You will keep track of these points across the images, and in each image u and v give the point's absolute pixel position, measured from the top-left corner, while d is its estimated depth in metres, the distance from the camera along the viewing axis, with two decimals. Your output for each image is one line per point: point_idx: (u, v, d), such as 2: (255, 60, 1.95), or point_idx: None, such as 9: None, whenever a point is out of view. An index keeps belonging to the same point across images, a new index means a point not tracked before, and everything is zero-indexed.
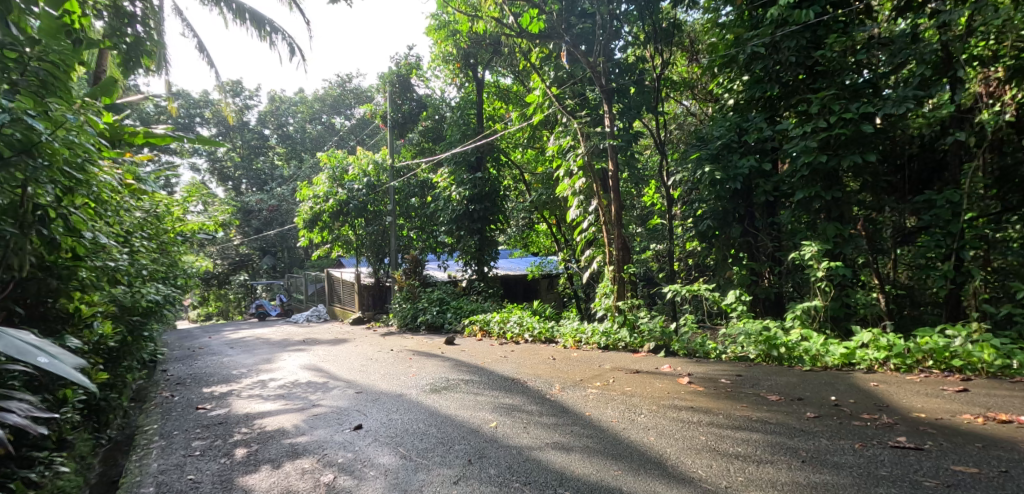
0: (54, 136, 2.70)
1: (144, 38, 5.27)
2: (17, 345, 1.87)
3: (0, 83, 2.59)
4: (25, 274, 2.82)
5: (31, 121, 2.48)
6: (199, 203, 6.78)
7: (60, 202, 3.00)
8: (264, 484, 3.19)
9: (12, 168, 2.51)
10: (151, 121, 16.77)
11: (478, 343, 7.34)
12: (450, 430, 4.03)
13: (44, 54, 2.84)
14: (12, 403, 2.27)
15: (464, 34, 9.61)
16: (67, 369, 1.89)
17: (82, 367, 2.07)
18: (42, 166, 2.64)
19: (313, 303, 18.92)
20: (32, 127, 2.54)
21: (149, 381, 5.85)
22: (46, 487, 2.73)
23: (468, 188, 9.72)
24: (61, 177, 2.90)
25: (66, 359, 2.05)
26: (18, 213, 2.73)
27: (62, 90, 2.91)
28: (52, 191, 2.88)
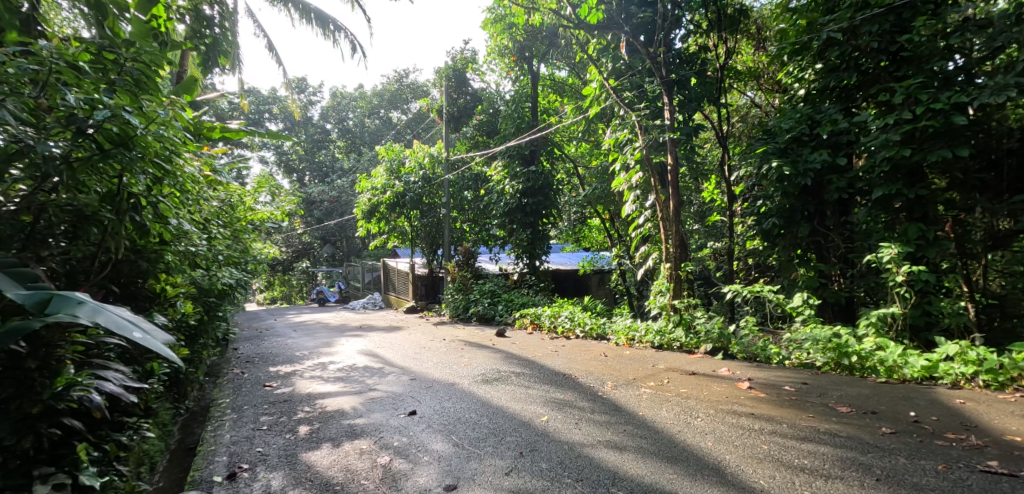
0: (148, 131, 3.14)
1: (221, 39, 5.58)
2: (116, 319, 2.20)
3: (102, 83, 3.08)
4: (121, 256, 3.29)
5: (127, 116, 2.90)
6: (267, 194, 7.15)
7: (151, 192, 3.41)
8: (325, 461, 3.38)
9: (111, 159, 2.95)
10: (229, 117, 18.02)
11: (528, 337, 7.34)
12: (502, 421, 4.07)
13: (137, 56, 3.34)
14: (109, 373, 2.67)
15: (520, 28, 9.49)
16: (155, 344, 2.19)
17: (168, 342, 2.40)
18: (136, 157, 3.05)
19: (368, 291, 19.57)
20: (127, 122, 2.96)
21: (222, 357, 6.28)
22: (135, 451, 3.08)
23: (521, 182, 9.67)
24: (152, 169, 3.31)
25: (158, 334, 2.41)
26: (114, 201, 3.18)
27: (151, 87, 3.41)
28: (143, 181, 3.27)
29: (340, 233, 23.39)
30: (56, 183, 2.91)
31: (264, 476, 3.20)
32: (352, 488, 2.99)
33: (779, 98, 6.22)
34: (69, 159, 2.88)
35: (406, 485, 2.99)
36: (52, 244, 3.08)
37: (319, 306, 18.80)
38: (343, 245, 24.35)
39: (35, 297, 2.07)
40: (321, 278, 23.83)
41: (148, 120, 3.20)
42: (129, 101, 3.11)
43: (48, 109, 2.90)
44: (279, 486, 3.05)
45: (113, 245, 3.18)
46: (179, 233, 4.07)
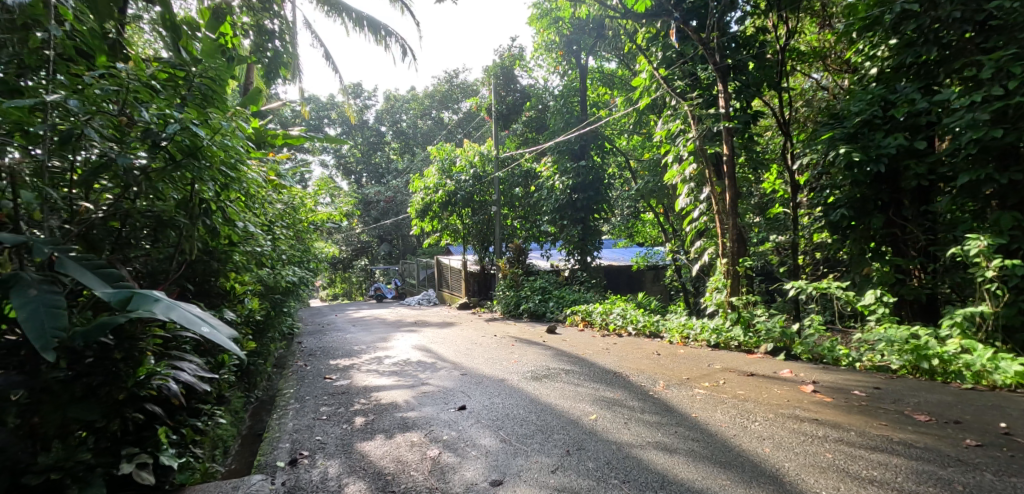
0: (213, 141, 3.35)
1: (281, 51, 6.05)
2: (186, 315, 2.32)
3: (174, 99, 3.36)
4: (194, 257, 3.53)
5: (194, 128, 3.10)
6: (327, 196, 7.52)
7: (219, 197, 3.64)
8: (379, 452, 3.53)
9: (182, 168, 3.18)
10: (290, 124, 19.03)
11: (579, 334, 7.27)
12: (550, 418, 4.06)
13: (204, 71, 3.62)
14: (184, 363, 2.77)
15: (567, 21, 9.64)
16: (222, 340, 2.32)
17: (232, 337, 2.57)
18: (203, 166, 3.28)
19: (423, 287, 20.14)
20: (195, 134, 3.17)
21: (288, 350, 6.70)
22: (209, 436, 3.36)
23: (571, 177, 9.65)
24: (218, 176, 3.55)
25: (222, 330, 2.56)
26: (188, 207, 3.43)
27: (218, 100, 3.70)
28: (212, 188, 3.53)
29: (397, 232, 24.16)
30: (136, 192, 3.16)
31: (322, 463, 3.39)
32: (402, 478, 3.11)
33: (849, 79, 5.77)
34: (147, 171, 3.11)
35: (454, 479, 3.06)
36: (138, 246, 3.37)
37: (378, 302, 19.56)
38: (399, 243, 25.15)
39: (119, 295, 2.16)
40: (380, 275, 24.79)
41: (213, 131, 3.43)
42: (196, 114, 3.37)
43: (124, 124, 3.12)
44: (335, 474, 3.21)
45: (188, 247, 3.41)
46: (245, 234, 4.35)
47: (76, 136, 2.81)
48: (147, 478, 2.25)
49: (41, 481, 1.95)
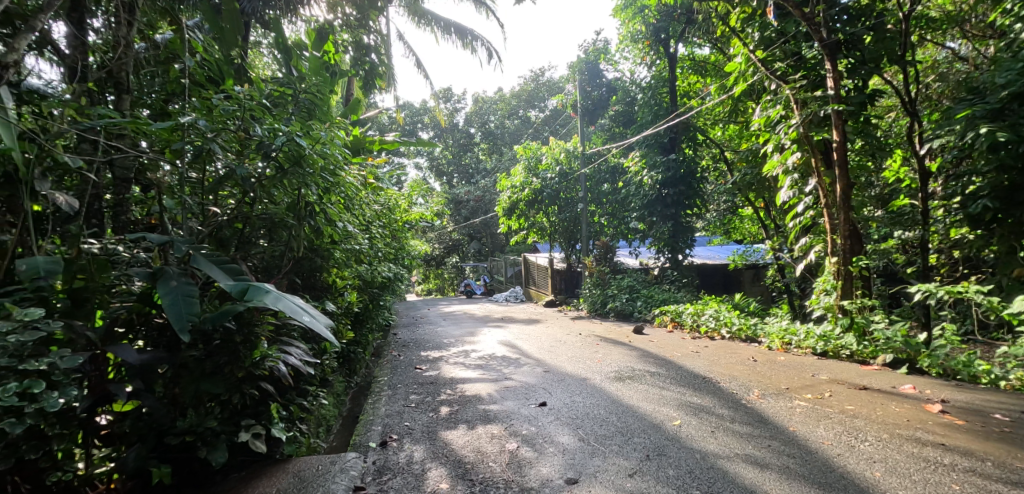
0: (315, 150, 3.58)
1: (377, 64, 6.85)
2: (290, 305, 2.41)
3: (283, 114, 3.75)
4: (300, 254, 3.74)
5: (297, 141, 3.28)
6: (421, 198, 8.04)
7: (322, 199, 3.86)
8: (460, 441, 3.42)
9: (290, 177, 3.41)
10: (386, 130, 20.27)
11: (667, 335, 6.97)
12: (631, 421, 3.87)
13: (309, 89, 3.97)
14: (292, 348, 2.81)
15: (653, 8, 9.26)
16: (321, 328, 2.39)
17: (332, 326, 2.65)
18: (308, 174, 3.49)
19: (511, 284, 20.57)
20: (297, 144, 3.33)
21: (384, 341, 7.18)
22: (315, 413, 3.52)
23: (661, 172, 9.23)
24: (322, 181, 3.82)
25: (320, 318, 2.64)
26: (297, 210, 3.60)
27: (321, 114, 4.06)
28: (316, 192, 3.68)
29: (487, 230, 24.87)
30: (255, 197, 3.40)
31: (409, 447, 3.33)
32: (480, 468, 2.99)
33: (994, 46, 4.94)
34: (259, 181, 3.33)
35: (529, 473, 2.93)
36: (256, 243, 3.71)
37: (469, 298, 20.32)
38: (489, 241, 25.85)
39: (237, 286, 2.33)
40: (471, 272, 25.74)
41: (317, 141, 3.68)
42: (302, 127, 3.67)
43: (240, 140, 3.33)
44: (419, 458, 3.13)
45: (297, 245, 3.63)
46: (346, 234, 4.71)
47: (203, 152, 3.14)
48: (261, 447, 2.42)
49: (179, 441, 2.22)
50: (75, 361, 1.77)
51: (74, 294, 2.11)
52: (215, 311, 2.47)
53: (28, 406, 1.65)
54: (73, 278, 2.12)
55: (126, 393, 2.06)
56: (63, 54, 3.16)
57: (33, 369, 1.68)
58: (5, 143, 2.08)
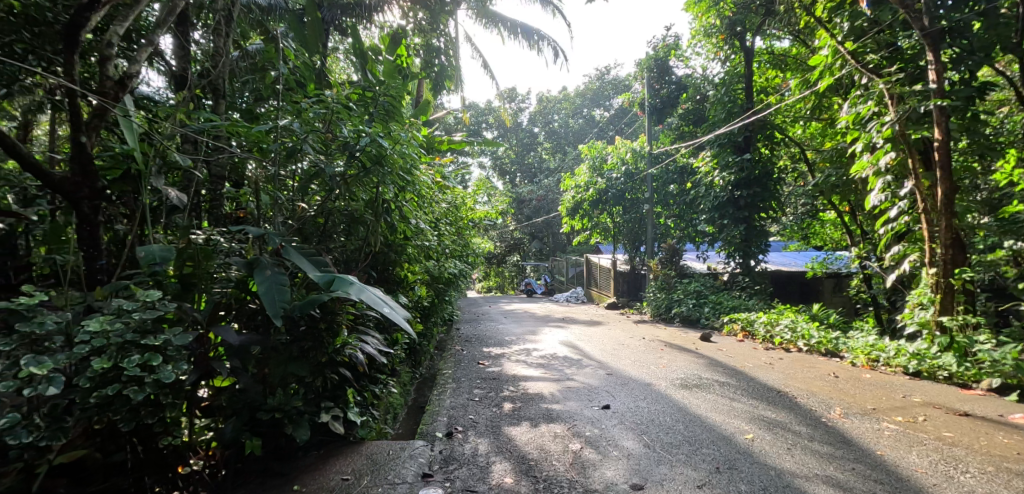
0: (395, 149, 3.72)
1: (445, 65, 7.17)
2: (372, 296, 2.43)
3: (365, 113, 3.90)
4: (376, 248, 3.85)
5: (381, 142, 3.42)
6: (485, 196, 8.15)
7: (397, 197, 3.98)
8: (524, 437, 3.40)
9: (371, 175, 3.55)
10: (453, 130, 20.77)
11: (738, 344, 6.65)
12: (699, 431, 3.69)
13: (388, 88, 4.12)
14: (368, 336, 2.91)
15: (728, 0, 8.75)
16: (400, 318, 2.40)
17: (408, 319, 2.63)
18: (387, 172, 3.61)
19: (571, 286, 20.40)
20: (380, 145, 3.47)
21: (448, 335, 7.30)
22: (385, 401, 3.64)
23: (733, 173, 8.85)
24: (398, 179, 3.92)
25: (399, 310, 2.64)
26: (375, 206, 3.72)
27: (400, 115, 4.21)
28: (392, 189, 3.81)
29: (548, 230, 24.84)
30: (338, 194, 3.55)
31: (473, 440, 3.35)
32: (544, 466, 2.95)
33: None
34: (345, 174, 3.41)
35: (594, 475, 2.86)
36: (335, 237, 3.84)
37: (528, 297, 20.38)
38: (550, 241, 25.83)
39: (325, 277, 2.37)
40: (531, 272, 25.82)
41: (396, 141, 3.78)
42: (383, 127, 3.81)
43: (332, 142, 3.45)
44: (484, 451, 3.14)
45: (374, 241, 3.72)
46: (418, 230, 4.84)
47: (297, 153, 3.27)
48: (339, 429, 2.56)
49: (269, 417, 2.33)
50: (187, 338, 1.89)
51: (183, 278, 2.26)
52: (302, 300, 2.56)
53: (147, 376, 1.77)
54: (183, 265, 2.27)
55: (226, 370, 2.17)
56: (170, 66, 3.43)
57: (152, 343, 1.81)
58: (129, 145, 2.29)
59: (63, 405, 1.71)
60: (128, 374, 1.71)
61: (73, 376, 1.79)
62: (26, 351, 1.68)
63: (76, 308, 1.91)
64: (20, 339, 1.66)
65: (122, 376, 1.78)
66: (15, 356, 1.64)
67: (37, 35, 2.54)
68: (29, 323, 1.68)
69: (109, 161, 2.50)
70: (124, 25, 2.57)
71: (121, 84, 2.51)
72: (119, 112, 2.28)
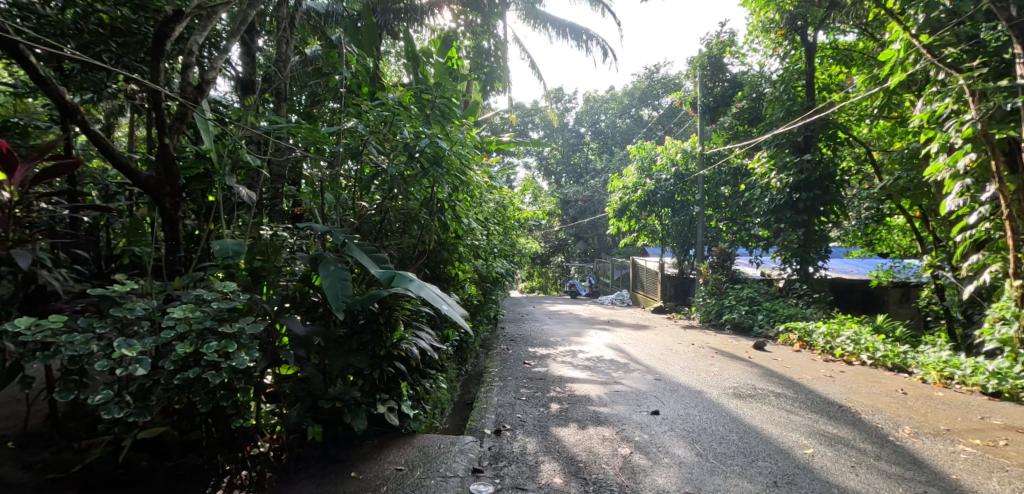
0: (452, 151, 3.78)
1: (495, 67, 7.68)
2: (431, 293, 2.43)
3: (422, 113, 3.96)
4: (431, 248, 3.90)
5: (440, 143, 3.47)
6: (531, 197, 8.14)
7: (452, 197, 4.02)
8: (572, 439, 3.34)
9: (428, 176, 3.60)
10: (500, 130, 20.91)
11: (794, 355, 6.34)
12: (754, 442, 3.52)
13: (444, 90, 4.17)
14: (423, 331, 2.93)
15: None
16: (458, 316, 2.39)
17: (466, 317, 2.61)
18: (443, 173, 3.65)
19: (616, 289, 20.09)
20: (439, 145, 3.52)
21: (493, 334, 7.31)
22: (434, 396, 3.66)
23: (792, 174, 8.47)
24: (453, 178, 3.96)
25: (456, 308, 2.62)
26: (430, 204, 3.77)
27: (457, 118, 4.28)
28: (447, 190, 3.85)
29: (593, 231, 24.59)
30: (395, 194, 3.62)
31: (522, 438, 3.32)
32: (593, 469, 2.88)
33: None
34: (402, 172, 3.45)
35: (644, 481, 2.77)
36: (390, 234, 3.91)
37: (572, 298, 20.23)
38: (595, 242, 25.55)
39: (385, 274, 2.39)
40: (575, 273, 25.62)
41: (453, 142, 3.82)
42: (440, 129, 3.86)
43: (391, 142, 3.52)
44: (532, 450, 3.10)
45: (429, 239, 3.76)
46: (470, 229, 4.86)
47: (363, 156, 3.35)
48: (394, 420, 2.58)
49: (330, 405, 2.39)
50: (259, 327, 1.95)
51: (253, 272, 2.32)
52: (362, 294, 2.59)
53: (224, 362, 1.84)
54: (254, 259, 2.33)
55: (292, 358, 2.24)
56: (239, 72, 3.73)
57: (228, 331, 1.88)
58: (206, 147, 2.40)
59: (148, 385, 1.82)
60: (207, 359, 1.79)
61: (157, 360, 1.89)
62: (117, 334, 1.80)
63: (161, 296, 2.03)
64: (113, 323, 1.79)
65: (201, 361, 1.86)
66: (108, 338, 1.78)
67: (122, 45, 2.79)
68: (121, 308, 1.80)
69: (188, 160, 2.62)
70: (203, 35, 2.73)
71: (199, 89, 2.64)
72: (198, 114, 2.41)
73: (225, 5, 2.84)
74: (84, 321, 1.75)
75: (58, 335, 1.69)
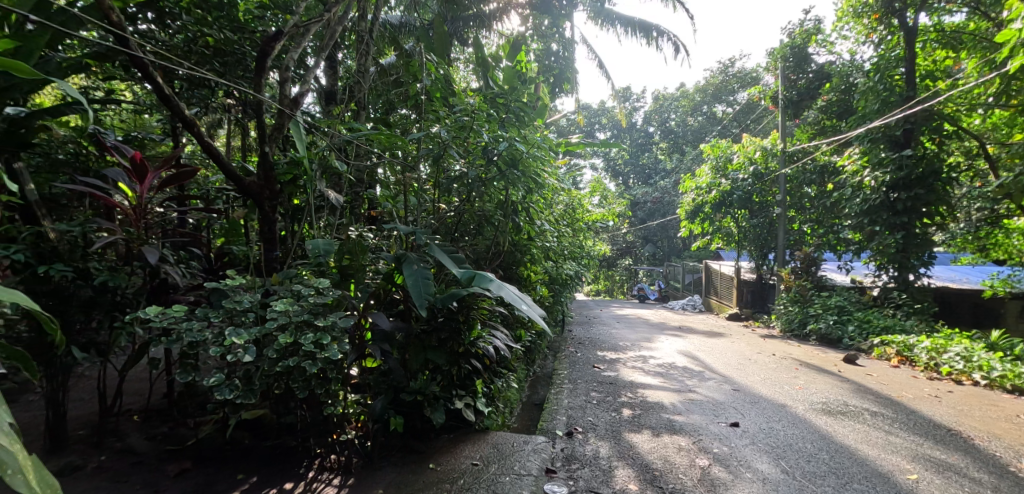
0: (529, 152, 3.78)
1: (564, 69, 7.85)
2: (510, 293, 2.42)
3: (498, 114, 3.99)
4: (504, 248, 3.92)
5: (516, 145, 3.48)
6: (599, 198, 8.01)
7: (526, 199, 4.01)
8: (646, 446, 3.22)
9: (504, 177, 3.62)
10: (567, 132, 20.86)
11: (892, 370, 5.79)
12: (848, 463, 3.23)
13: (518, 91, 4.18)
14: (498, 331, 2.94)
15: None
16: (536, 316, 2.37)
17: (543, 318, 2.58)
18: (518, 174, 3.66)
19: (687, 293, 19.36)
20: (515, 147, 3.52)
21: (561, 336, 7.27)
22: (506, 395, 3.67)
23: (890, 171, 7.80)
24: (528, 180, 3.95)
25: (534, 309, 2.60)
26: (504, 205, 3.79)
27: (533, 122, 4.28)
28: (522, 191, 3.86)
29: (662, 234, 23.88)
30: (471, 196, 3.68)
31: (594, 442, 3.25)
32: (670, 479, 2.75)
33: None
34: (480, 175, 3.52)
35: None
36: (465, 235, 3.97)
37: (641, 302, 19.79)
38: (664, 245, 24.77)
39: (466, 273, 2.43)
40: (643, 277, 24.99)
41: (529, 144, 3.82)
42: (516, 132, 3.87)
43: (469, 146, 3.57)
44: (606, 455, 3.02)
45: (502, 241, 3.79)
46: (542, 231, 4.84)
47: (441, 157, 3.42)
48: (469, 416, 2.61)
49: (411, 399, 2.45)
50: (351, 322, 2.02)
51: (342, 269, 2.42)
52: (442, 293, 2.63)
53: (319, 353, 1.92)
54: (343, 257, 2.43)
55: (377, 352, 2.32)
56: (324, 83, 3.95)
57: (322, 324, 1.97)
58: (299, 153, 2.51)
59: (252, 372, 1.95)
60: (305, 350, 1.87)
61: (261, 348, 2.02)
62: (227, 324, 1.94)
63: (262, 291, 2.16)
64: (223, 314, 1.93)
65: (298, 352, 1.95)
66: (219, 327, 1.92)
67: (223, 64, 3.12)
68: (230, 300, 1.94)
69: (284, 167, 2.77)
70: (298, 50, 2.90)
71: (295, 101, 2.85)
72: (294, 123, 2.54)
73: (317, 19, 2.99)
74: (200, 311, 1.91)
75: (178, 323, 1.85)
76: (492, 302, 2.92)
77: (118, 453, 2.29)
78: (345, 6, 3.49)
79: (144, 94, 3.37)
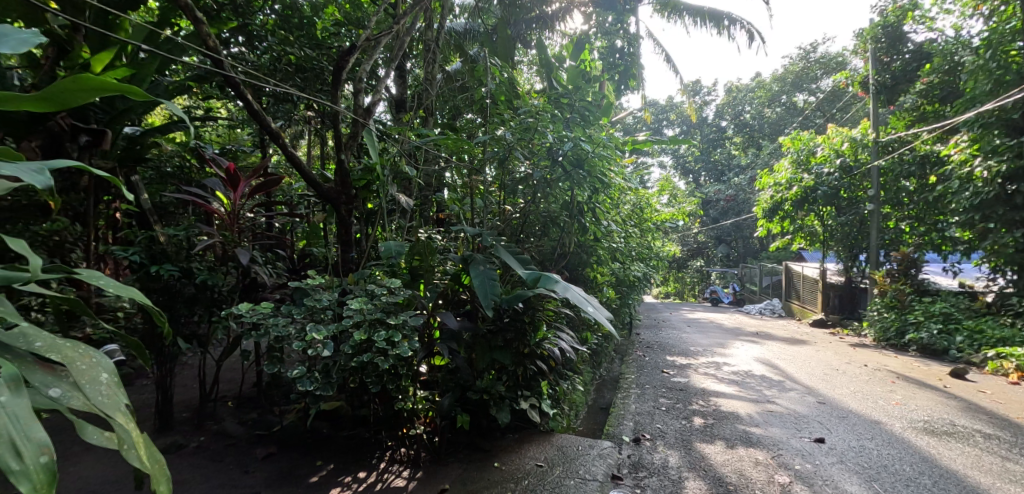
0: (595, 152, 3.74)
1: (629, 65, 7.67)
2: (575, 294, 2.41)
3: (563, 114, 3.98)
4: (570, 250, 3.89)
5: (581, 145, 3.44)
6: (667, 197, 7.75)
7: (592, 200, 3.96)
8: (720, 458, 3.08)
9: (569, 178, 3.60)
10: (634, 131, 20.36)
11: (1010, 387, 5.15)
12: (955, 490, 2.91)
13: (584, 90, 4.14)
14: (563, 332, 2.92)
15: None
16: (602, 318, 2.33)
17: (610, 320, 2.53)
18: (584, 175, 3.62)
19: (765, 296, 18.29)
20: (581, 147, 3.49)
21: (629, 339, 7.11)
22: (571, 398, 3.64)
23: (1005, 160, 6.95)
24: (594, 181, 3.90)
25: (600, 311, 2.56)
26: (572, 206, 3.79)
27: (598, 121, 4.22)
28: (587, 192, 3.81)
29: (737, 234, 22.72)
30: (537, 197, 3.68)
31: (663, 450, 3.15)
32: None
33: None
34: (546, 176, 3.58)
35: None
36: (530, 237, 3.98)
37: (714, 306, 18.93)
38: (739, 245, 23.56)
39: (531, 275, 2.44)
40: (716, 279, 23.91)
41: (595, 144, 3.77)
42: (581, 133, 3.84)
43: (533, 148, 3.58)
44: (676, 464, 2.92)
45: (568, 242, 3.77)
46: (608, 232, 4.75)
47: (506, 161, 3.46)
48: (534, 417, 2.61)
49: (477, 398, 2.49)
50: (420, 320, 2.09)
51: (412, 270, 2.52)
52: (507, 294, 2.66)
53: (391, 349, 2.00)
54: (412, 258, 2.52)
55: (445, 351, 2.38)
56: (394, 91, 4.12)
57: (394, 322, 2.05)
58: (372, 159, 2.64)
59: (330, 365, 2.06)
60: (377, 346, 1.96)
61: (338, 344, 2.13)
62: (308, 320, 2.07)
63: (339, 290, 2.29)
64: (304, 311, 2.06)
65: (371, 348, 2.04)
66: (300, 324, 2.05)
67: (304, 79, 3.31)
68: (311, 299, 2.07)
69: (359, 173, 2.92)
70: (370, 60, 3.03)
71: (368, 110, 2.99)
72: (366, 130, 2.67)
73: (388, 32, 3.12)
74: (285, 308, 2.05)
75: (266, 319, 2.00)
76: (557, 303, 2.91)
77: (215, 436, 2.49)
78: (412, 15, 3.61)
79: (236, 110, 3.68)
